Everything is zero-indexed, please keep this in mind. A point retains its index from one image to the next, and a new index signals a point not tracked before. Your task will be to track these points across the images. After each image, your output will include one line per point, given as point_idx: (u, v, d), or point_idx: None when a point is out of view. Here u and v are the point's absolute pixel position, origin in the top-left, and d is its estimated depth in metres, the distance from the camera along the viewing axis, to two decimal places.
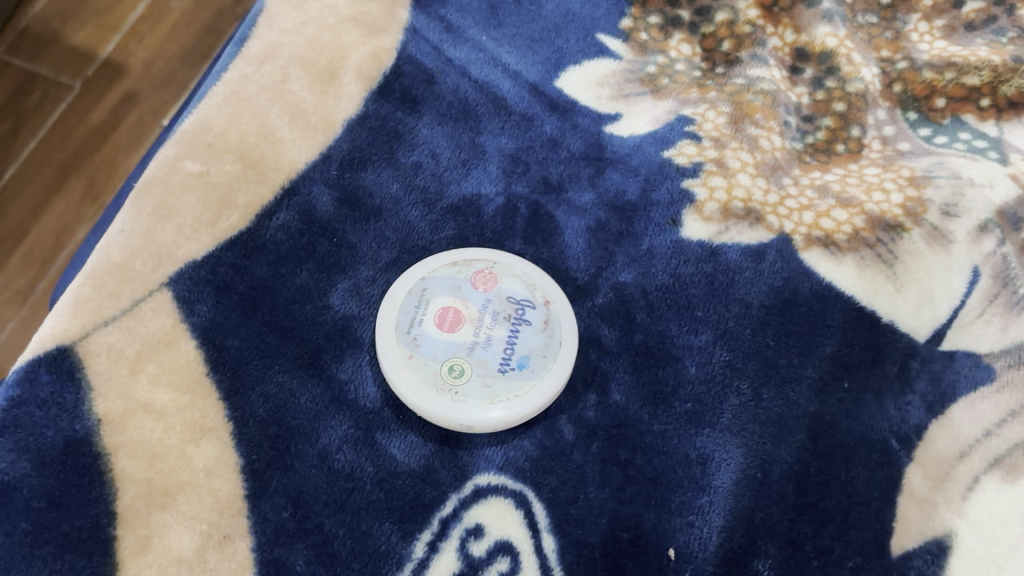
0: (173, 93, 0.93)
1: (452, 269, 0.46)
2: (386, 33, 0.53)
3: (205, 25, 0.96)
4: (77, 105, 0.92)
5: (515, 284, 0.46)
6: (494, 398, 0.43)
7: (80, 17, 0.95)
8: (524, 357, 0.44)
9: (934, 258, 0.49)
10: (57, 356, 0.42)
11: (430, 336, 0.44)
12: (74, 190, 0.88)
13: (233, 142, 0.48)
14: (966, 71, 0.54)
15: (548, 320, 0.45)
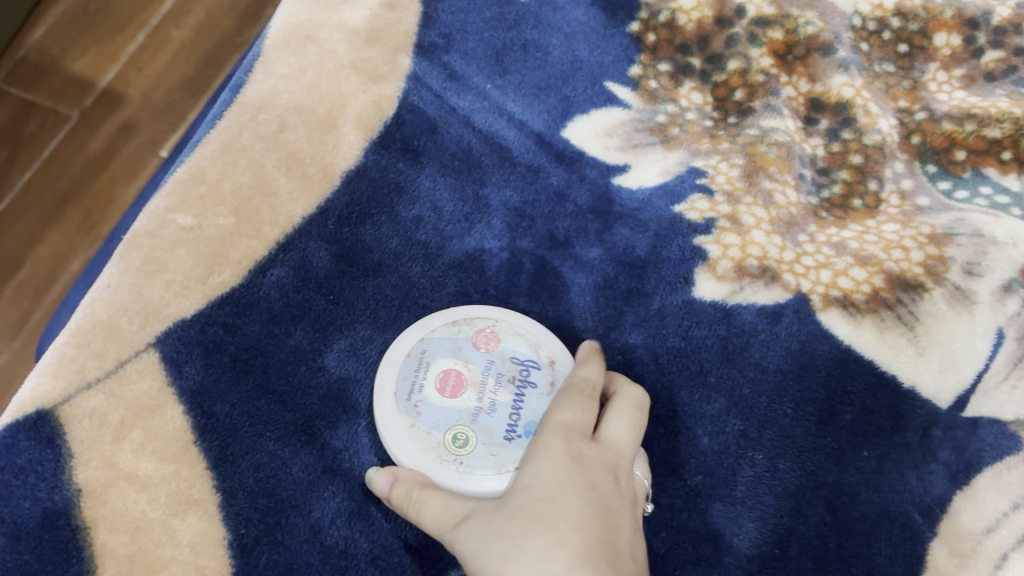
0: (172, 123, 0.90)
1: (451, 330, 0.44)
2: (387, 81, 0.51)
3: (207, 54, 0.93)
4: (74, 135, 0.88)
5: (518, 345, 0.44)
6: (502, 467, 0.40)
7: (80, 46, 0.91)
8: (530, 423, 0.41)
9: (956, 320, 0.47)
10: (37, 421, 0.40)
11: (432, 403, 0.42)
12: (70, 220, 0.84)
13: (226, 194, 0.46)
14: (988, 123, 0.52)
15: (555, 381, 0.43)
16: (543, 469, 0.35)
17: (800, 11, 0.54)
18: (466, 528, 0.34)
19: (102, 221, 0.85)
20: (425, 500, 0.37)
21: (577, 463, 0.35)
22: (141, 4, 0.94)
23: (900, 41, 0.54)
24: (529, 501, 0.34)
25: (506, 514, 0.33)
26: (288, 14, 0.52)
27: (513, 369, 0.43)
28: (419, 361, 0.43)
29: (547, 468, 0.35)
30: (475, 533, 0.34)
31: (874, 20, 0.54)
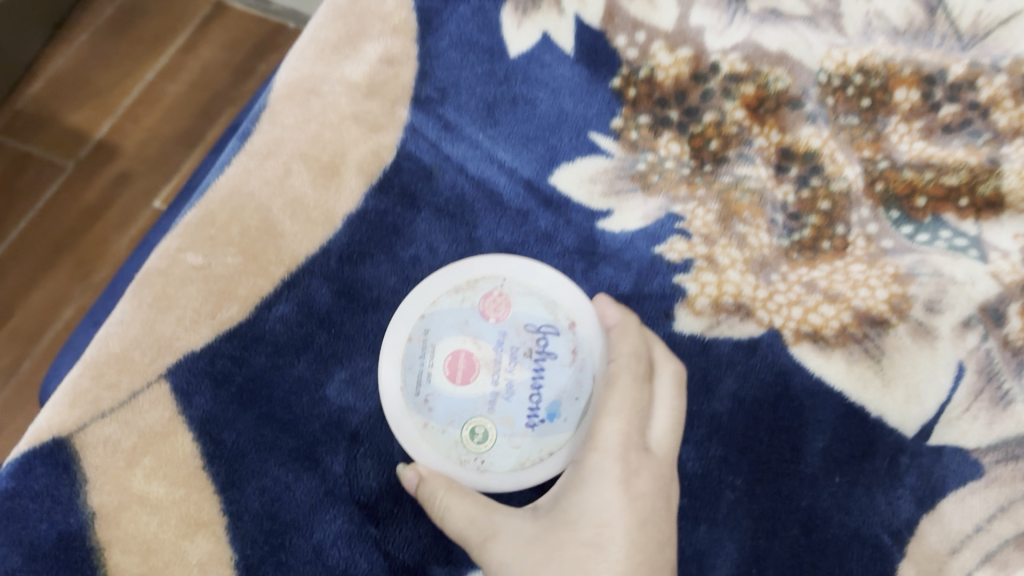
0: (165, 175, 0.96)
1: (456, 304, 0.49)
2: (386, 131, 0.54)
3: (201, 108, 0.99)
4: (72, 184, 0.94)
5: (529, 313, 0.49)
6: (526, 458, 0.46)
7: (78, 99, 0.98)
8: (552, 406, 0.47)
9: (920, 354, 0.50)
10: (53, 448, 0.43)
11: (443, 394, 0.47)
12: (63, 268, 0.90)
13: (234, 236, 0.49)
14: (945, 172, 0.54)
15: (574, 350, 0.48)
16: (587, 491, 0.40)
17: (771, 68, 0.56)
18: (509, 548, 0.39)
19: (94, 270, 0.90)
20: (466, 507, 0.41)
21: (620, 492, 0.39)
22: (138, 61, 1.00)
23: (863, 95, 0.55)
24: (566, 533, 0.39)
25: (552, 547, 0.38)
26: (293, 69, 0.55)
27: (527, 340, 0.48)
28: (424, 344, 0.48)
29: (591, 495, 0.39)
30: (514, 556, 0.39)
31: (838, 76, 0.56)
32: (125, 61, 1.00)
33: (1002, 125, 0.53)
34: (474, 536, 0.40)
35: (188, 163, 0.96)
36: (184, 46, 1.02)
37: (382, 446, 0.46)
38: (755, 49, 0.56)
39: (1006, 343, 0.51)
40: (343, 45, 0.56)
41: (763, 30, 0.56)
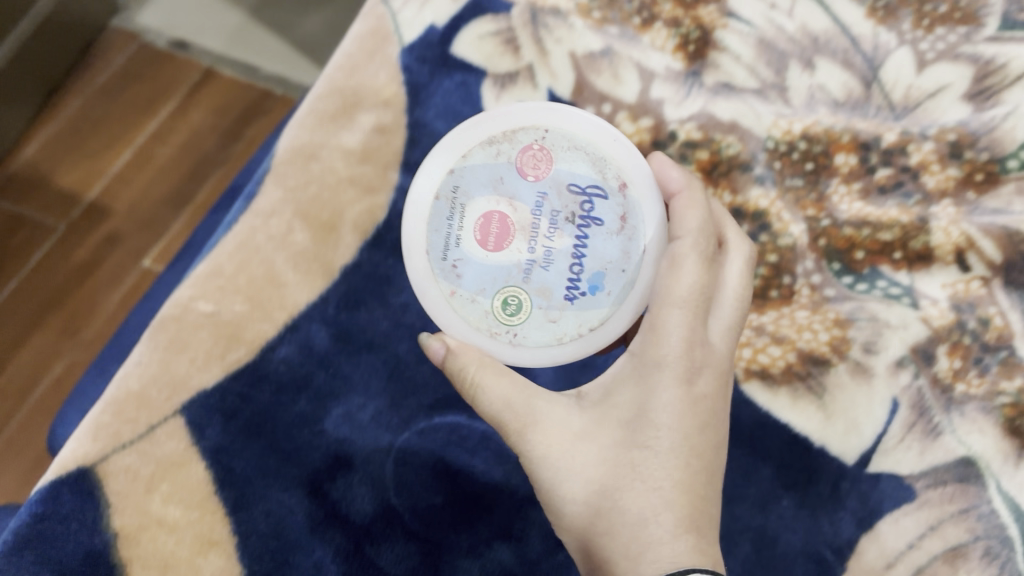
0: (156, 236, 1.04)
1: (491, 160, 0.48)
2: (380, 192, 0.61)
3: (189, 169, 1.07)
4: (63, 244, 1.03)
5: (574, 166, 0.48)
6: (559, 332, 0.48)
7: (69, 162, 1.07)
8: (597, 276, 0.47)
9: (858, 391, 0.57)
10: (78, 476, 0.48)
11: (473, 260, 0.48)
12: (53, 326, 0.98)
13: (242, 285, 0.55)
14: (880, 228, 0.60)
15: (621, 217, 0.47)
16: (639, 385, 0.42)
17: (722, 136, 0.64)
18: (566, 443, 0.42)
19: (84, 327, 0.98)
20: (516, 394, 0.43)
21: (674, 389, 0.41)
22: (127, 125, 1.09)
23: (807, 159, 0.63)
24: (619, 430, 0.41)
25: (609, 436, 0.42)
26: (295, 135, 0.62)
27: (570, 203, 0.47)
28: (452, 203, 0.48)
29: (646, 392, 0.41)
30: (565, 451, 0.42)
31: (784, 143, 0.63)
32: (114, 125, 1.09)
33: (930, 187, 0.60)
34: (519, 428, 0.42)
35: (177, 224, 1.05)
36: (174, 109, 1.11)
37: (375, 473, 0.52)
38: (709, 119, 0.64)
39: (936, 381, 0.56)
40: (340, 115, 0.63)
41: (717, 101, 0.65)
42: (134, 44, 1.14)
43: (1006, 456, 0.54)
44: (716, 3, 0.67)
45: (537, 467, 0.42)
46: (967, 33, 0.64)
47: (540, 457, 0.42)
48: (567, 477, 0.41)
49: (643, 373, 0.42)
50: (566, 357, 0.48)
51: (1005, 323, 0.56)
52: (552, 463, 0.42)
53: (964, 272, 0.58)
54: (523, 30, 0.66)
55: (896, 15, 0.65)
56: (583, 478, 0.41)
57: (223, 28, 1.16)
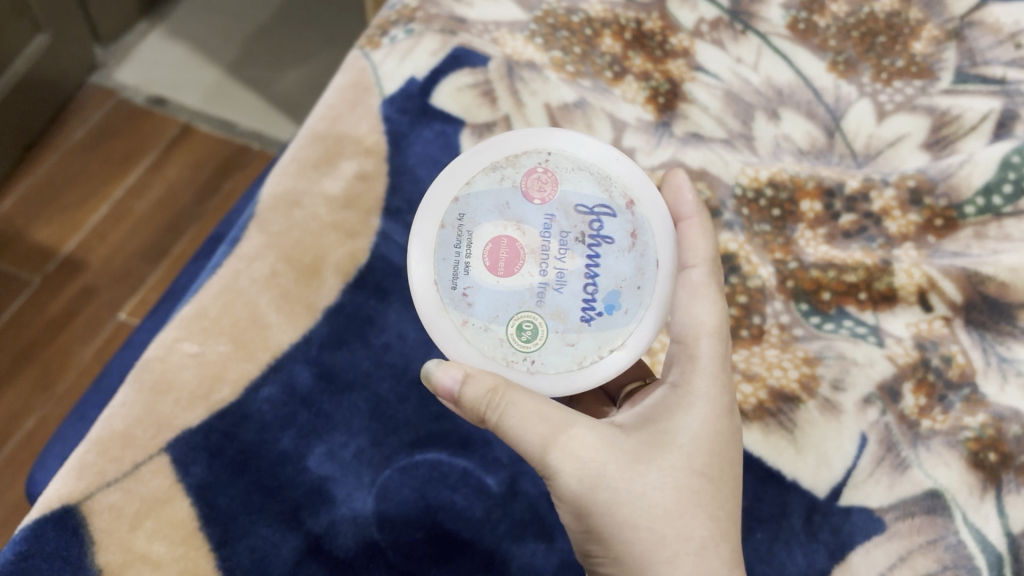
0: (131, 288, 1.04)
1: (496, 185, 0.48)
2: (361, 236, 0.62)
3: (167, 223, 1.09)
4: (36, 297, 1.02)
5: (581, 187, 0.48)
6: (578, 354, 0.47)
7: (44, 217, 1.08)
8: (613, 295, 0.47)
9: (827, 427, 0.58)
10: (62, 515, 0.49)
11: (485, 287, 0.47)
12: (26, 380, 0.96)
13: (226, 327, 0.57)
14: (845, 270, 0.62)
15: (631, 234, 0.48)
16: (684, 415, 0.43)
17: (693, 182, 0.66)
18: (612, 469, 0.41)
19: (58, 379, 0.97)
20: (555, 417, 0.41)
21: (718, 422, 0.43)
22: (105, 179, 1.11)
23: (774, 206, 0.66)
24: (666, 457, 0.42)
25: (668, 467, 0.41)
26: (278, 182, 0.64)
27: (579, 223, 0.47)
28: (459, 230, 0.48)
29: (693, 422, 0.43)
30: (610, 476, 0.41)
31: (752, 190, 0.66)
32: (91, 179, 1.11)
33: (892, 232, 0.64)
34: (560, 452, 0.41)
35: (153, 276, 1.05)
36: (151, 166, 1.14)
37: (357, 508, 0.53)
38: (679, 166, 0.67)
39: (903, 417, 0.58)
40: (323, 163, 0.65)
41: (686, 149, 0.67)
42: (111, 101, 1.19)
43: (971, 489, 0.55)
44: (685, 57, 0.71)
45: (580, 493, 0.41)
46: (924, 85, 0.69)
47: (587, 483, 0.41)
48: (618, 504, 0.41)
49: (685, 404, 0.43)
50: (588, 380, 0.47)
51: (967, 360, 0.59)
52: (600, 490, 0.41)
53: (927, 312, 0.61)
54: (500, 83, 0.69)
55: (856, 68, 0.70)
56: (635, 505, 0.41)
57: (201, 88, 1.23)
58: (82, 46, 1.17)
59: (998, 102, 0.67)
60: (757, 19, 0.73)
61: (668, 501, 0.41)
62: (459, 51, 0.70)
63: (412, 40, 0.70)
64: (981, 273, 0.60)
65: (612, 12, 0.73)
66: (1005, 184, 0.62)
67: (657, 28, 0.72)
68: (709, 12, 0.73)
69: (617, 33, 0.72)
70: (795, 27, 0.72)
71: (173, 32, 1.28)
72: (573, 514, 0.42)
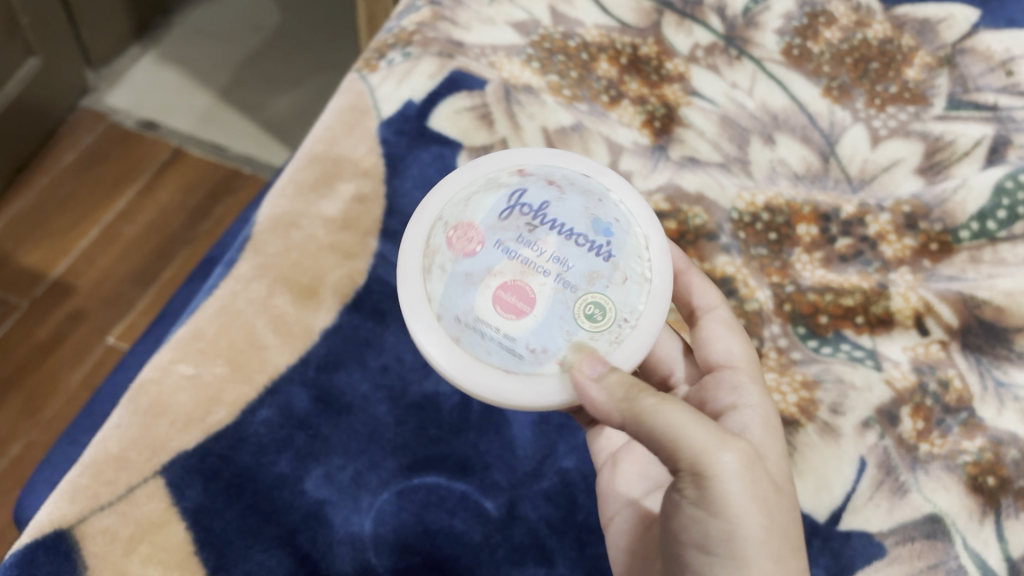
0: (120, 313, 1.03)
1: (443, 279, 0.47)
2: (359, 258, 0.63)
3: (157, 247, 1.08)
4: (25, 321, 1.01)
5: (485, 204, 0.49)
6: (634, 278, 0.48)
7: (34, 240, 1.07)
8: (601, 224, 0.48)
9: (828, 450, 0.57)
10: (54, 539, 0.50)
11: (533, 328, 0.45)
12: (13, 405, 0.95)
13: (223, 348, 0.57)
14: (843, 294, 0.62)
15: (547, 181, 0.50)
16: (770, 431, 0.45)
17: (689, 207, 0.66)
18: (765, 491, 0.40)
19: (45, 405, 0.95)
20: (716, 425, 0.39)
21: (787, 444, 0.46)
22: (96, 202, 1.11)
23: (770, 229, 0.65)
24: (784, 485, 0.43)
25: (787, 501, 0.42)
26: (275, 205, 0.64)
27: (519, 220, 0.47)
28: (471, 325, 0.46)
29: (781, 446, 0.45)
30: (764, 497, 0.39)
31: (748, 214, 0.66)
32: (82, 201, 1.11)
33: (888, 256, 0.64)
34: (729, 462, 0.38)
35: (143, 300, 1.04)
36: (142, 189, 1.13)
37: (355, 532, 0.53)
38: (676, 190, 0.67)
39: (901, 441, 0.57)
40: (320, 184, 0.65)
41: (683, 173, 0.68)
42: (101, 125, 1.19)
43: (970, 513, 0.55)
44: (681, 82, 0.72)
45: (739, 508, 0.39)
46: (917, 111, 0.69)
47: (748, 499, 0.39)
48: (768, 526, 0.39)
49: (767, 419, 0.46)
50: (664, 288, 0.48)
51: (964, 384, 0.59)
52: (756, 508, 0.39)
53: (924, 335, 0.61)
54: (497, 106, 0.69)
55: (850, 94, 0.70)
56: (778, 532, 0.40)
57: (193, 112, 1.23)
58: (74, 69, 1.17)
59: (990, 128, 0.68)
60: (752, 44, 0.73)
61: (794, 534, 0.41)
62: (456, 74, 0.70)
63: (410, 62, 0.70)
64: (976, 297, 0.61)
65: (608, 38, 0.73)
66: (999, 209, 0.63)
67: (653, 54, 0.73)
68: (704, 37, 0.74)
69: (613, 58, 0.72)
70: (790, 53, 0.73)
71: (166, 56, 1.28)
72: (715, 527, 0.39)
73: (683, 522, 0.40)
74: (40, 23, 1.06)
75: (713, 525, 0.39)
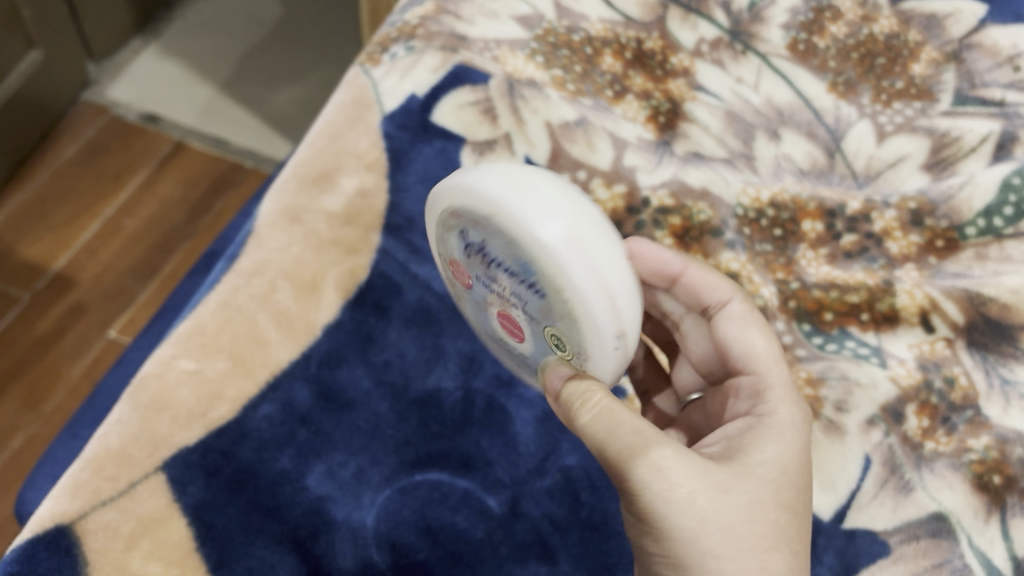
0: (121, 306, 1.03)
1: (467, 301, 0.51)
2: (361, 253, 0.62)
3: (158, 241, 1.08)
4: (26, 315, 1.01)
5: (453, 244, 0.47)
6: (567, 312, 0.42)
7: (36, 234, 1.07)
8: (524, 266, 0.42)
9: (832, 447, 0.56)
10: (55, 535, 0.49)
11: (534, 347, 0.48)
12: (14, 397, 0.95)
13: (224, 343, 0.57)
14: (848, 291, 0.62)
15: (471, 219, 0.43)
16: (788, 426, 0.44)
17: (694, 202, 0.65)
18: (699, 498, 0.39)
19: (45, 399, 0.95)
20: (646, 432, 0.39)
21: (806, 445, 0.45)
22: (98, 195, 1.11)
23: (775, 225, 0.65)
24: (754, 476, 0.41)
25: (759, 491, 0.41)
26: (276, 200, 0.64)
27: (477, 262, 0.45)
28: (499, 338, 0.51)
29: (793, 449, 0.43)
30: (704, 504, 0.39)
31: (753, 210, 0.65)
32: (84, 195, 1.11)
33: (894, 252, 0.63)
34: (646, 472, 0.39)
35: (143, 294, 1.04)
36: (143, 183, 1.13)
37: (357, 528, 0.52)
38: (680, 186, 0.66)
39: (906, 439, 0.57)
40: (322, 179, 0.65)
41: (688, 169, 0.67)
42: (103, 118, 1.18)
43: (975, 511, 0.54)
44: (685, 77, 0.71)
45: (662, 516, 0.39)
46: (923, 107, 0.69)
47: (669, 508, 0.39)
48: (704, 535, 0.39)
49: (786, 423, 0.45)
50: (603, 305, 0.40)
51: (969, 382, 0.58)
52: (688, 515, 0.39)
53: (929, 332, 0.60)
54: (500, 100, 0.68)
55: (855, 90, 0.70)
56: (729, 520, 0.40)
57: (195, 105, 1.23)
58: (75, 61, 1.17)
59: (997, 124, 0.67)
60: (757, 39, 0.73)
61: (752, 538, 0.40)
62: (459, 69, 0.69)
63: (413, 56, 0.70)
64: (982, 294, 0.60)
65: (613, 32, 0.73)
66: (1005, 206, 0.62)
67: (658, 48, 0.72)
68: (710, 32, 0.73)
69: (618, 52, 0.72)
70: (795, 47, 0.72)
71: (167, 49, 1.28)
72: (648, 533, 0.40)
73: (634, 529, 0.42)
74: (42, 15, 1.06)
75: (646, 529, 0.40)
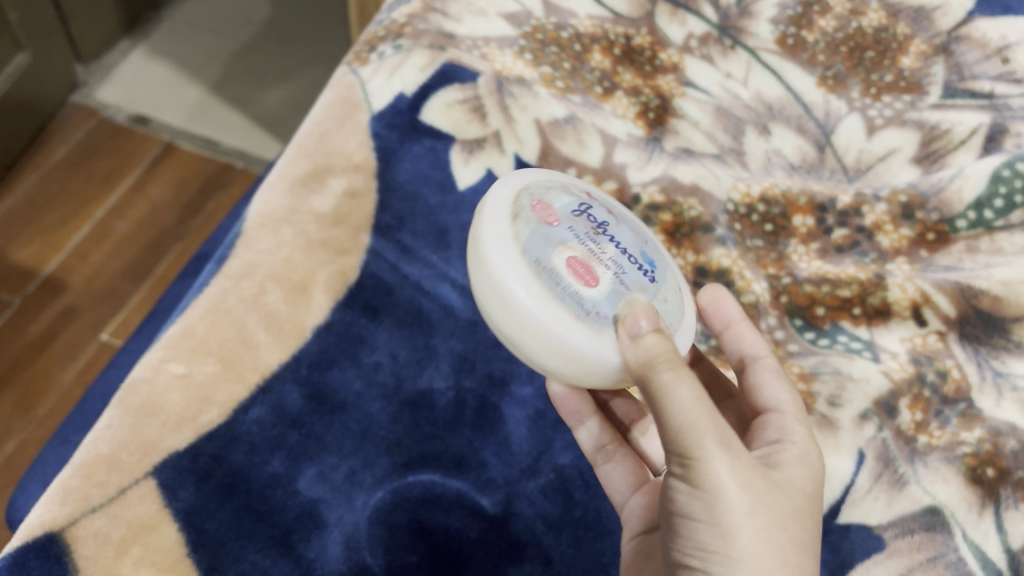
0: (113, 308, 1.02)
1: (523, 227, 0.46)
2: (351, 254, 0.62)
3: (149, 243, 1.08)
4: (17, 318, 1.00)
5: (561, 198, 0.49)
6: (669, 298, 0.48)
7: (24, 238, 1.06)
8: (648, 255, 0.49)
9: (826, 441, 0.56)
10: (45, 542, 0.49)
11: (592, 299, 0.44)
12: (7, 402, 0.94)
13: (213, 346, 0.57)
14: (840, 285, 0.62)
15: (604, 205, 0.51)
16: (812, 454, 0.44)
17: (684, 199, 0.65)
18: (754, 480, 0.39)
19: (38, 403, 0.94)
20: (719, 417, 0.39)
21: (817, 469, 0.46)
22: (87, 197, 1.10)
23: (766, 221, 0.65)
24: (782, 497, 0.40)
25: (793, 491, 0.41)
26: (266, 201, 0.64)
27: (586, 221, 0.47)
28: (541, 271, 0.44)
29: (818, 470, 0.44)
30: (747, 501, 0.38)
31: (744, 206, 0.65)
32: (72, 198, 1.10)
33: (884, 246, 0.63)
34: (720, 446, 0.38)
35: (137, 296, 1.04)
36: (134, 184, 1.12)
37: (349, 531, 0.52)
38: (670, 181, 0.65)
39: (899, 433, 0.57)
40: (311, 179, 0.65)
41: (678, 166, 0.66)
42: (92, 120, 1.18)
43: (969, 505, 0.54)
44: (675, 72, 0.71)
45: (714, 505, 0.38)
46: (913, 100, 0.69)
47: (716, 498, 0.38)
48: (739, 531, 0.38)
49: (806, 458, 0.44)
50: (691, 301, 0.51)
51: (962, 375, 0.58)
52: (735, 510, 0.38)
53: (921, 326, 0.60)
54: (489, 99, 0.68)
55: (845, 84, 0.70)
56: (774, 512, 0.39)
57: (185, 106, 1.22)
58: (63, 64, 1.16)
59: (987, 116, 0.67)
60: (746, 33, 0.73)
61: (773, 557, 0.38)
62: (448, 67, 0.69)
63: (401, 55, 0.69)
64: (973, 287, 0.60)
65: (601, 28, 0.72)
66: (996, 198, 0.62)
67: (646, 44, 0.72)
68: (698, 27, 0.73)
69: (606, 48, 0.72)
70: (784, 42, 0.72)
71: (156, 50, 1.27)
72: (684, 506, 0.40)
73: (671, 524, 0.41)
74: (29, 18, 1.05)
75: (685, 507, 0.40)
